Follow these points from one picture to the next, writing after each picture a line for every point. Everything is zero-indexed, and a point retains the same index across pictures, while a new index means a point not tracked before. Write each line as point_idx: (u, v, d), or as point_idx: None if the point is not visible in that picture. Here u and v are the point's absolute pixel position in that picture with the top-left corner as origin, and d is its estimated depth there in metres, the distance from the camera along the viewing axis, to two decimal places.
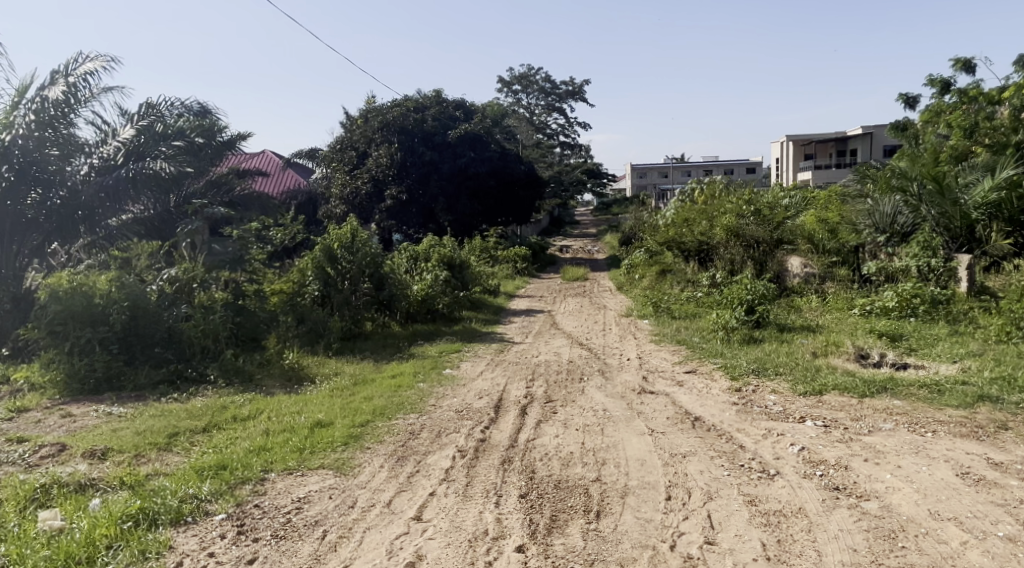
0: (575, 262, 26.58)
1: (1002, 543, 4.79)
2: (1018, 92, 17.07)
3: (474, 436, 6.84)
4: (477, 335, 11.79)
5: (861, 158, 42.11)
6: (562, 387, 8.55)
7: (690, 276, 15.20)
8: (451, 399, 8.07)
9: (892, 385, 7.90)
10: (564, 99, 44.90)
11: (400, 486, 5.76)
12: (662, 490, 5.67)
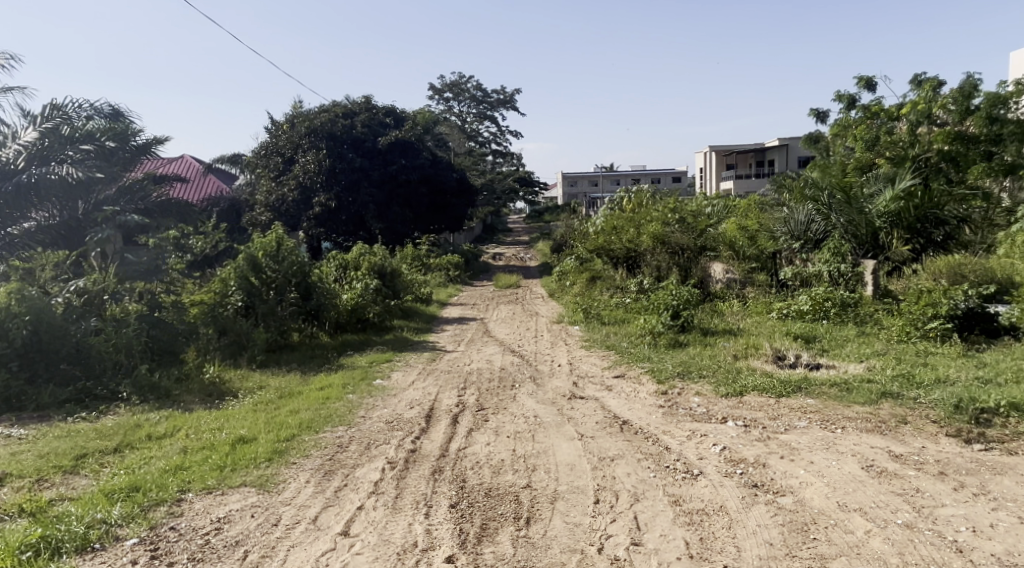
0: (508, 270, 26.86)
1: (901, 530, 5.22)
2: (913, 108, 18.24)
3: (405, 447, 6.96)
4: (409, 345, 11.87)
5: (778, 168, 43.81)
6: (494, 395, 8.74)
7: (619, 282, 15.63)
8: (381, 410, 8.16)
9: (805, 385, 8.36)
10: (496, 107, 45.28)
11: (327, 502, 5.84)
12: (591, 494, 5.92)
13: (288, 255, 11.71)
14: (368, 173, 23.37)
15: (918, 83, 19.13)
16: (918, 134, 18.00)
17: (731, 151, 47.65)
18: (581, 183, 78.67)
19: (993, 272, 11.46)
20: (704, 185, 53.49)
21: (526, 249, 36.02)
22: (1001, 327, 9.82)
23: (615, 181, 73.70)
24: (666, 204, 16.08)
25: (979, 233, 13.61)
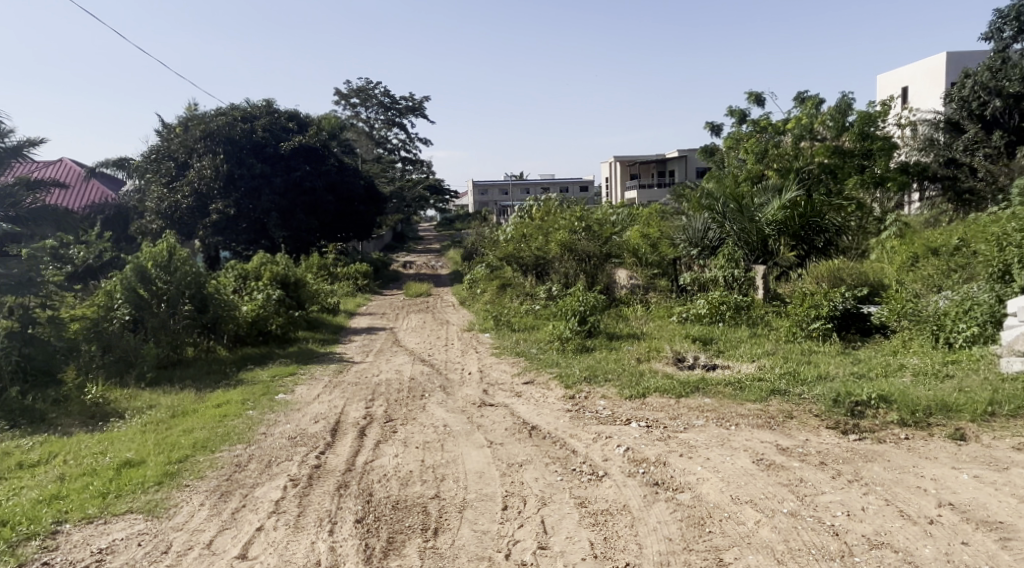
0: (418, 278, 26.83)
1: (786, 518, 5.60)
2: (797, 123, 19.21)
3: (309, 463, 6.96)
4: (314, 358, 11.75)
5: (679, 179, 45.43)
6: (403, 405, 8.79)
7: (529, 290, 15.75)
8: (283, 426, 8.09)
9: (703, 384, 8.69)
10: (404, 114, 45.12)
11: (223, 524, 5.81)
12: (500, 501, 6.11)
13: (183, 266, 11.41)
14: (270, 179, 22.93)
15: (802, 101, 20.28)
16: (800, 147, 18.82)
17: (635, 161, 49.03)
18: (491, 191, 79.11)
19: (868, 275, 12.44)
20: (609, 194, 54.80)
21: (436, 257, 36.13)
22: (874, 326, 10.49)
23: (523, 189, 74.48)
24: (572, 213, 16.24)
25: (855, 240, 14.73)
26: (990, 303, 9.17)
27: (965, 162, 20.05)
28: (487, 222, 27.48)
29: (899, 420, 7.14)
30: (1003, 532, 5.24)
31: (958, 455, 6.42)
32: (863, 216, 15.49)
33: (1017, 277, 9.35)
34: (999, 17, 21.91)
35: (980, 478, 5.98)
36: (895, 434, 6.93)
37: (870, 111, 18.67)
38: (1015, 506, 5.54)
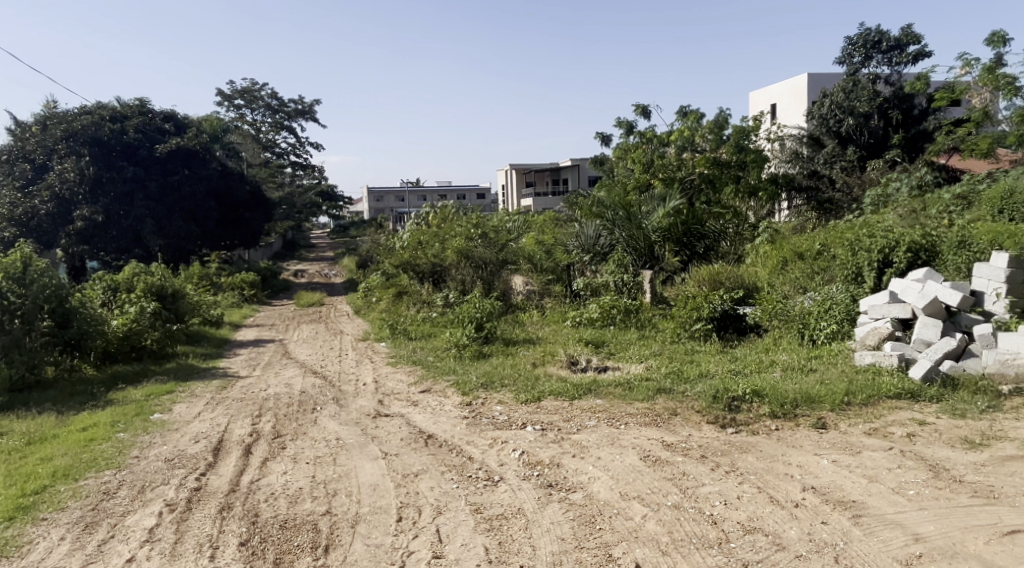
0: (310, 286, 26.30)
1: (670, 510, 5.51)
2: (681, 136, 19.78)
3: (187, 486, 6.54)
4: (193, 375, 11.14)
5: (573, 187, 46.39)
6: (291, 420, 8.37)
7: (425, 297, 15.23)
8: (158, 448, 7.61)
9: (596, 386, 8.44)
10: (293, 117, 44.17)
11: (86, 560, 5.43)
12: (393, 512, 5.87)
13: (43, 280, 10.84)
14: (144, 183, 22.09)
15: (683, 114, 21.24)
16: (682, 159, 19.60)
17: (530, 169, 49.77)
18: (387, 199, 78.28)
19: (744, 278, 12.94)
20: (506, 201, 55.22)
21: (330, 265, 35.63)
22: (748, 326, 10.80)
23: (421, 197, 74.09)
24: (469, 219, 16.78)
25: (731, 244, 15.29)
26: (846, 302, 10.01)
27: (825, 174, 21.85)
28: (383, 228, 27.24)
29: (770, 412, 7.07)
30: (856, 511, 5.27)
31: (819, 442, 6.41)
32: (739, 222, 16.34)
33: (868, 277, 10.38)
34: (850, 42, 23.79)
35: (837, 462, 5.98)
36: (766, 426, 6.87)
37: (743, 124, 20.03)
38: (868, 486, 5.56)
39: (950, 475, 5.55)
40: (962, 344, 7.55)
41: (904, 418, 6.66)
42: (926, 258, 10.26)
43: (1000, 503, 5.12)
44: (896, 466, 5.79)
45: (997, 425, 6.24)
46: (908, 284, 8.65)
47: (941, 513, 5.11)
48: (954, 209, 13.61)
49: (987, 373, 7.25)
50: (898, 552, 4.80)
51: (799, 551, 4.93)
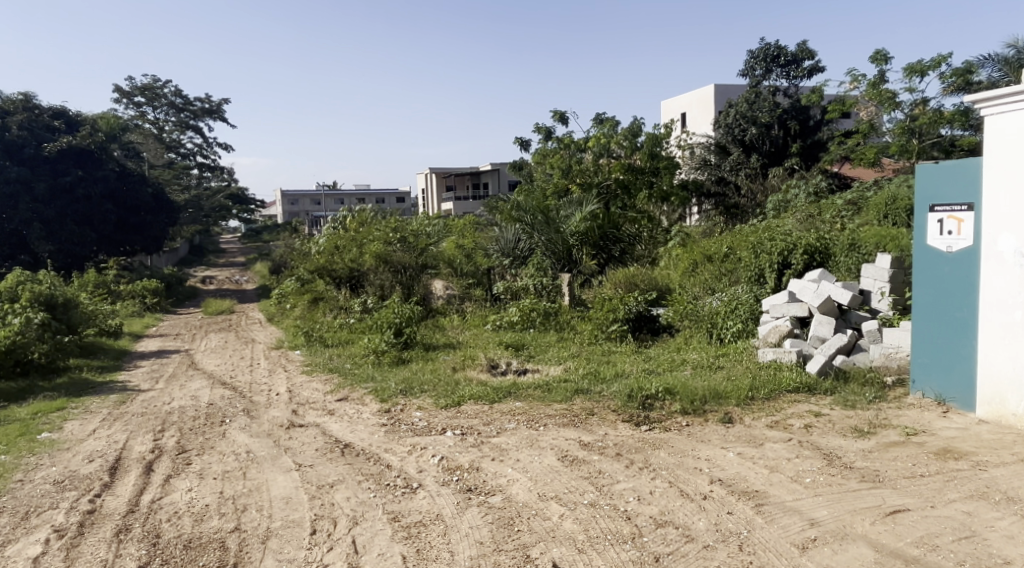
0: (219, 294, 25.41)
1: (587, 508, 5.18)
2: (596, 141, 20.42)
3: (79, 509, 5.74)
4: (87, 392, 10.31)
5: (493, 192, 46.66)
6: (199, 434, 7.56)
7: (343, 304, 14.49)
8: (47, 470, 6.71)
9: (515, 389, 7.99)
10: (200, 116, 42.91)
11: None
12: (307, 525, 5.29)
13: None
14: (30, 184, 21.14)
15: (599, 121, 21.72)
16: (599, 163, 20.15)
17: (451, 174, 49.79)
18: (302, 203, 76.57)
19: (658, 280, 13.38)
20: (426, 206, 55.00)
21: (242, 271, 34.61)
22: (661, 326, 11.13)
23: (338, 200, 72.85)
24: (386, 223, 15.65)
25: (646, 247, 15.62)
26: (750, 302, 10.44)
27: (731, 181, 22.97)
28: (298, 233, 26.60)
29: (681, 409, 7.08)
30: (758, 500, 5.08)
31: (726, 435, 6.42)
32: (653, 228, 16.86)
33: (769, 279, 10.95)
34: (752, 56, 24.85)
35: (742, 454, 5.91)
36: (677, 423, 6.81)
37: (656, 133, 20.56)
38: (769, 477, 5.45)
39: (842, 462, 5.58)
40: (852, 340, 8.05)
41: (802, 410, 6.90)
42: (820, 260, 10.87)
43: (883, 486, 5.07)
44: (795, 456, 5.79)
45: (883, 413, 6.54)
46: (803, 284, 9.26)
47: (833, 498, 4.99)
48: (846, 214, 14.43)
49: (874, 366, 7.66)
50: (795, 536, 4.60)
51: (707, 540, 4.66)
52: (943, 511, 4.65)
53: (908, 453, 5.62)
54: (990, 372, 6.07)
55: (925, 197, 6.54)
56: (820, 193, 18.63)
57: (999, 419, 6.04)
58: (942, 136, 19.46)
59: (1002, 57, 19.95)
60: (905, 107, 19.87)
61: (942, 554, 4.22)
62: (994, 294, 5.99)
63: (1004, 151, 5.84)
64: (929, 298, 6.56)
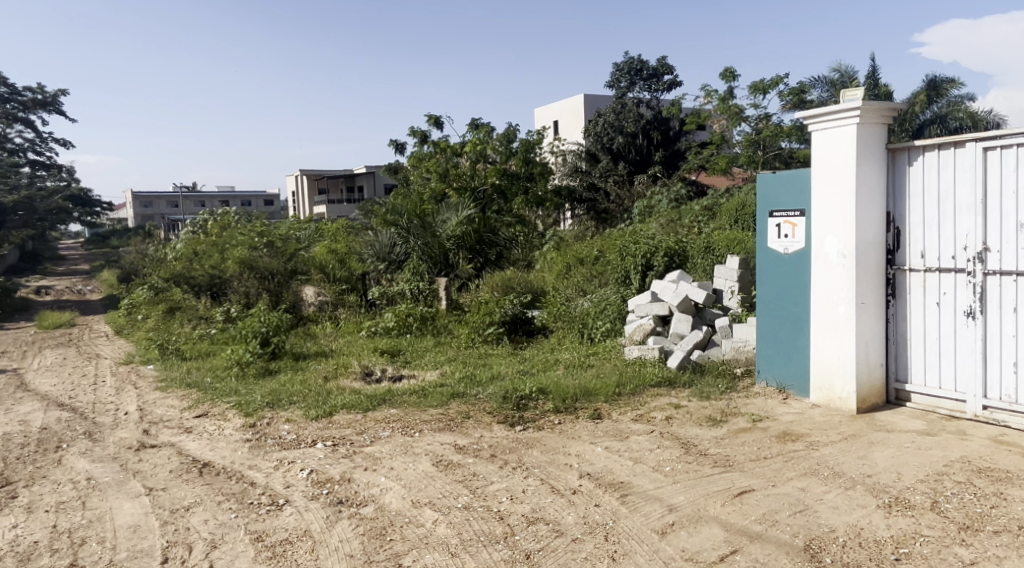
0: (56, 306, 23.39)
1: (460, 512, 4.94)
2: (473, 148, 20.25)
3: None
4: None
5: (366, 196, 46.12)
6: (28, 463, 6.45)
7: (202, 313, 13.37)
8: None
9: (389, 396, 7.70)
10: (32, 109, 40.09)
11: None
12: (159, 554, 4.59)
13: None
14: None
15: (473, 127, 21.80)
16: (477, 168, 20.11)
17: (323, 176, 48.82)
18: (155, 205, 72.23)
19: (533, 283, 13.53)
20: (297, 210, 53.60)
21: (86, 280, 32.15)
22: (536, 327, 11.38)
23: (201, 202, 69.51)
24: (251, 228, 15.61)
25: (522, 251, 16.07)
26: (619, 303, 10.83)
27: (602, 187, 23.41)
28: (152, 238, 24.98)
29: (554, 407, 7.20)
30: (623, 491, 5.23)
31: (596, 431, 6.57)
32: (529, 232, 17.23)
33: (634, 280, 11.43)
34: (617, 68, 25.87)
35: (609, 448, 6.11)
36: (551, 421, 6.89)
37: (528, 139, 21.10)
38: (634, 467, 5.66)
39: (698, 450, 5.94)
40: (707, 335, 8.58)
41: (663, 403, 7.28)
42: (679, 262, 11.70)
43: (734, 470, 5.45)
44: (656, 446, 6.08)
45: (734, 402, 7.05)
46: (664, 285, 9.77)
47: (689, 485, 5.26)
48: (703, 219, 15.32)
49: (726, 359, 8.20)
50: (655, 522, 4.72)
51: (575, 534, 4.61)
52: (782, 488, 5.06)
53: (753, 438, 6.08)
54: (820, 361, 6.64)
55: (766, 204, 7.11)
56: (680, 200, 19.73)
57: (828, 403, 6.60)
58: (782, 148, 21.11)
59: (830, 80, 22.05)
60: (751, 121, 21.39)
61: (781, 527, 4.53)
62: (821, 290, 6.57)
63: (827, 162, 6.45)
64: (771, 296, 7.13)
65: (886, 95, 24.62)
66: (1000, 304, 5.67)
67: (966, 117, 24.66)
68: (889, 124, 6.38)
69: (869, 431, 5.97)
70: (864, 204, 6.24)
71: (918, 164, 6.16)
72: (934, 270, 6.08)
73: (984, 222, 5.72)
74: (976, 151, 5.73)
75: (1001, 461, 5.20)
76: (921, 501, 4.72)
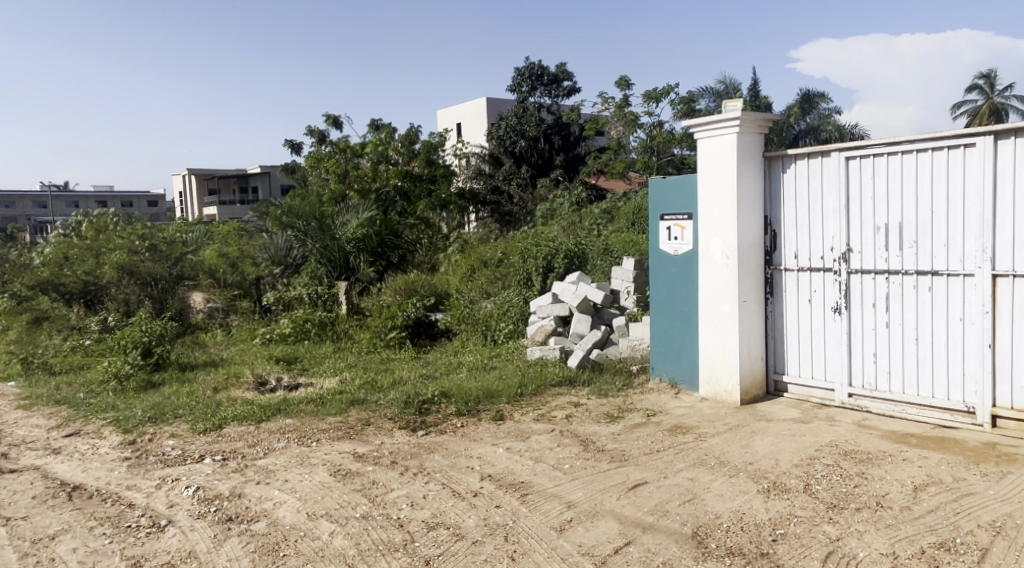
0: None
1: (358, 521, 4.88)
2: (374, 149, 20.10)
3: None
4: None
5: (261, 196, 44.88)
6: None
7: (75, 322, 12.08)
8: None
9: (285, 405, 7.52)
10: None
11: None
12: None
13: None
14: None
15: (376, 128, 21.32)
16: (379, 170, 19.81)
17: (214, 176, 47.10)
18: (19, 204, 67.40)
19: (436, 285, 13.41)
20: (185, 211, 51.41)
21: None
22: (440, 330, 11.29)
23: (72, 201, 65.13)
24: (132, 229, 13.38)
25: (426, 254, 15.87)
26: (521, 304, 10.93)
27: (506, 190, 23.59)
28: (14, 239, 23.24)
29: (456, 410, 7.19)
30: (523, 490, 5.28)
31: (498, 432, 6.62)
32: (433, 234, 17.05)
33: (536, 281, 11.55)
34: (518, 73, 26.13)
35: (511, 449, 6.15)
36: (453, 424, 6.89)
37: (431, 140, 20.93)
38: (534, 467, 5.73)
39: (596, 446, 6.07)
40: (605, 335, 8.80)
41: (564, 402, 7.40)
42: (579, 263, 11.96)
43: (629, 464, 5.61)
44: (555, 445, 6.17)
45: (630, 398, 7.25)
46: (565, 286, 9.95)
47: (587, 480, 5.37)
48: (602, 221, 15.67)
49: (623, 357, 8.42)
50: (554, 520, 4.79)
51: (475, 536, 4.63)
52: (673, 479, 5.24)
53: (647, 432, 6.27)
54: (707, 355, 6.91)
55: (657, 207, 7.34)
56: (581, 204, 20.17)
57: (715, 395, 6.87)
58: (675, 154, 21.89)
59: (716, 90, 23.16)
60: (645, 128, 21.97)
61: (671, 517, 4.69)
62: (707, 289, 6.84)
63: (711, 168, 6.72)
64: (662, 296, 7.37)
65: (767, 105, 25.98)
66: (864, 300, 6.13)
67: (836, 129, 26.34)
68: (765, 134, 6.74)
69: (751, 421, 6.27)
70: (744, 208, 6.56)
71: (791, 171, 6.55)
72: (806, 270, 6.48)
73: (848, 225, 6.17)
74: (840, 160, 6.18)
75: (865, 444, 5.57)
76: (795, 484, 4.99)
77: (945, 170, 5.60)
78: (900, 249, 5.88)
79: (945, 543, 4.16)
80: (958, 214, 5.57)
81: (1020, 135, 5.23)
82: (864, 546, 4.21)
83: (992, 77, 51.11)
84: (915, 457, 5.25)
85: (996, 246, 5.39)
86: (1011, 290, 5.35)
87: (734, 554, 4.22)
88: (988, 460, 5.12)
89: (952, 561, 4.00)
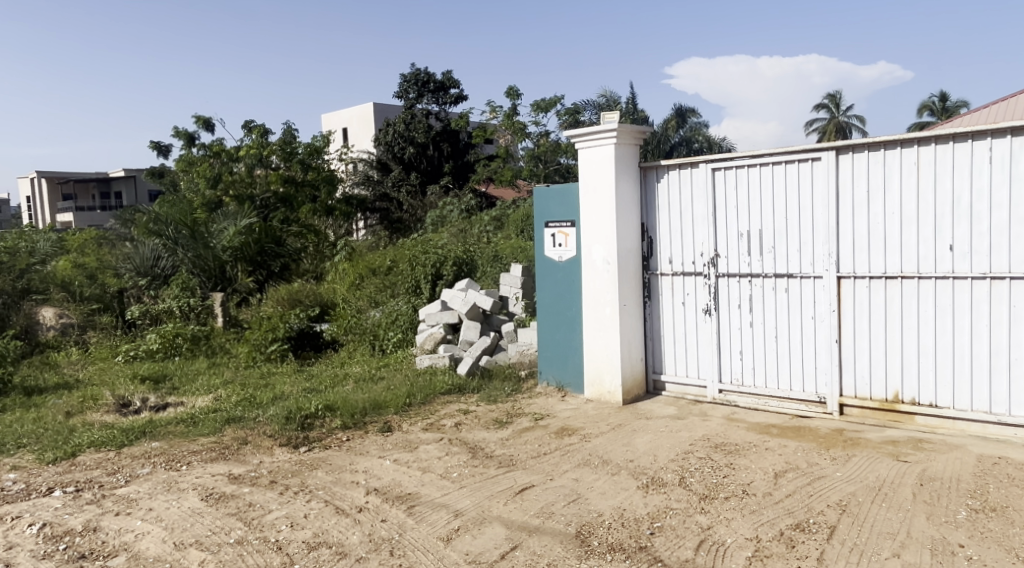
0: None
1: (232, 548, 4.59)
2: (250, 154, 18.47)
3: None
4: None
5: (127, 201, 42.43)
6: None
7: None
8: None
9: (150, 428, 7.04)
10: None
11: None
12: None
13: None
14: None
15: (257, 128, 19.78)
16: (256, 176, 18.52)
17: (69, 182, 44.03)
18: None
19: (322, 294, 12.93)
20: (35, 217, 47.46)
21: None
22: (324, 342, 10.89)
23: None
24: None
25: (312, 262, 15.38)
26: (409, 311, 10.70)
27: (396, 197, 23.42)
28: None
29: (342, 424, 6.93)
30: (410, 502, 5.12)
31: (384, 444, 6.43)
32: (320, 241, 16.49)
33: (424, 288, 11.33)
34: (404, 79, 25.88)
35: (397, 460, 5.97)
36: (338, 438, 6.65)
37: (313, 144, 20.16)
38: (422, 477, 5.58)
39: (484, 453, 5.99)
40: (494, 341, 8.77)
41: (452, 410, 7.27)
42: (468, 271, 11.88)
43: (517, 468, 5.56)
44: (443, 453, 6.03)
45: (518, 403, 7.22)
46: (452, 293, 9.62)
47: (474, 488, 5.28)
48: (491, 228, 15.71)
49: (512, 362, 8.44)
50: (441, 530, 4.66)
51: (359, 553, 4.44)
52: (558, 481, 5.23)
53: (535, 436, 6.26)
54: (590, 357, 6.98)
55: (542, 215, 7.36)
56: (469, 210, 20.13)
57: (599, 396, 6.95)
58: (561, 163, 22.22)
59: (601, 103, 23.83)
60: (533, 137, 22.18)
61: (556, 519, 4.66)
62: (590, 293, 6.90)
63: (591, 178, 6.79)
64: (548, 301, 7.37)
65: (644, 118, 26.87)
66: (730, 301, 6.35)
67: None
68: (640, 145, 6.86)
69: (632, 420, 6.36)
70: (622, 215, 6.66)
71: (664, 180, 6.70)
72: (680, 273, 6.65)
73: (715, 232, 6.38)
74: (707, 170, 6.38)
75: (733, 436, 5.74)
76: (671, 478, 5.08)
77: (797, 181, 5.89)
78: (760, 253, 6.14)
79: (801, 524, 4.31)
80: (809, 222, 5.86)
81: (858, 150, 5.58)
82: (731, 532, 4.31)
83: (837, 96, 55.60)
84: (776, 446, 5.46)
85: (840, 250, 5.73)
86: (853, 290, 5.69)
87: (615, 550, 4.23)
88: (836, 445, 5.39)
89: (807, 539, 4.15)
